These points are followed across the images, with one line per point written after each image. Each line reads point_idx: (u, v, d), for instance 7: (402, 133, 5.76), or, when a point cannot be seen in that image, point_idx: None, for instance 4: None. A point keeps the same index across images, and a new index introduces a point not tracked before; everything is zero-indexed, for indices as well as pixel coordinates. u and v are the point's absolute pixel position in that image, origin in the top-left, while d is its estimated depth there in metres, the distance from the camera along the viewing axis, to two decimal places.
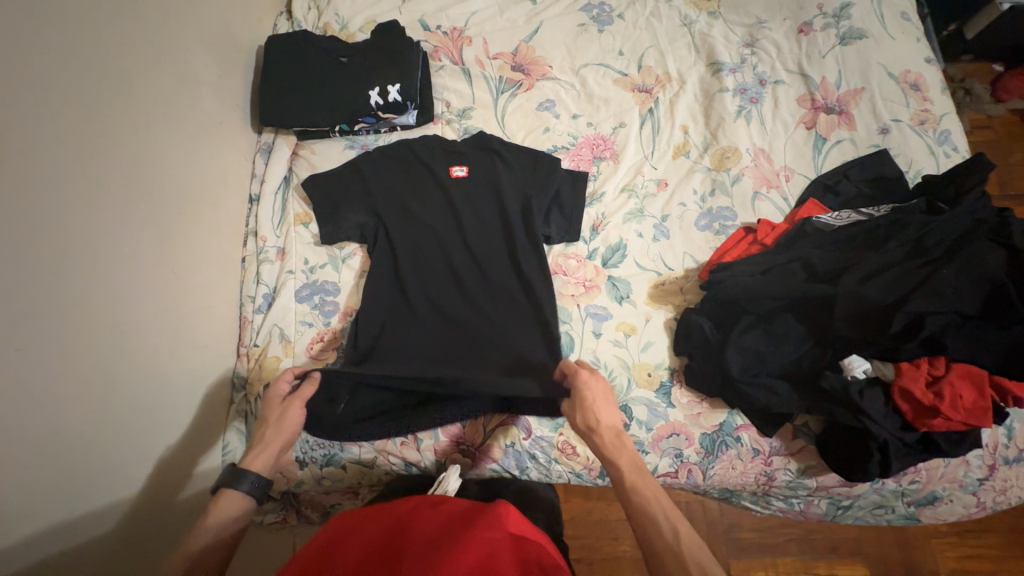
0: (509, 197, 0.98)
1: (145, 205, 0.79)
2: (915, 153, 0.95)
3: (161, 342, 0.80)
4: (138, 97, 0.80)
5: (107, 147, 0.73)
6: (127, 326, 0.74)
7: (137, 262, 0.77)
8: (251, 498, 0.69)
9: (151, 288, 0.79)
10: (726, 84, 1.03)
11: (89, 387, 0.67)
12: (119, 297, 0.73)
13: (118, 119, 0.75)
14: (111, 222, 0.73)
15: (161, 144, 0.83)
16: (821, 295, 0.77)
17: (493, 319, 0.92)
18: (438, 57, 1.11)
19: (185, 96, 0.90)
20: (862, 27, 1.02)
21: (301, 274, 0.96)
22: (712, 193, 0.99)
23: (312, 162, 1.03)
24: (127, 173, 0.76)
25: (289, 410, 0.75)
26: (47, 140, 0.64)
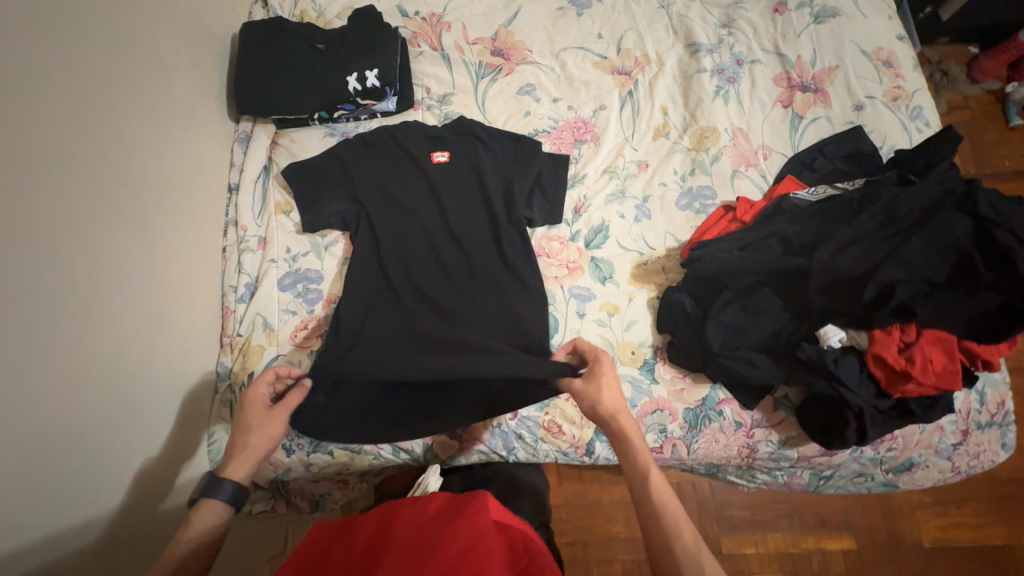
0: (491, 181, 0.98)
1: (120, 194, 0.78)
2: (889, 129, 0.96)
3: (140, 333, 0.79)
4: (108, 84, 0.78)
5: (77, 135, 0.72)
6: (105, 315, 0.73)
7: (112, 253, 0.76)
8: (232, 507, 0.68)
9: (128, 279, 0.78)
10: (704, 65, 1.04)
11: (67, 378, 0.67)
12: (93, 289, 0.72)
13: (87, 107, 0.74)
14: (84, 212, 0.72)
15: (134, 132, 0.82)
16: (797, 268, 0.78)
17: (478, 302, 0.92)
18: (416, 43, 1.11)
19: (158, 84, 0.88)
20: (836, 5, 1.03)
21: (284, 262, 0.95)
22: (692, 172, 1.00)
23: (292, 151, 1.03)
24: (98, 163, 0.75)
25: (270, 418, 0.74)
26: (11, 126, 0.63)
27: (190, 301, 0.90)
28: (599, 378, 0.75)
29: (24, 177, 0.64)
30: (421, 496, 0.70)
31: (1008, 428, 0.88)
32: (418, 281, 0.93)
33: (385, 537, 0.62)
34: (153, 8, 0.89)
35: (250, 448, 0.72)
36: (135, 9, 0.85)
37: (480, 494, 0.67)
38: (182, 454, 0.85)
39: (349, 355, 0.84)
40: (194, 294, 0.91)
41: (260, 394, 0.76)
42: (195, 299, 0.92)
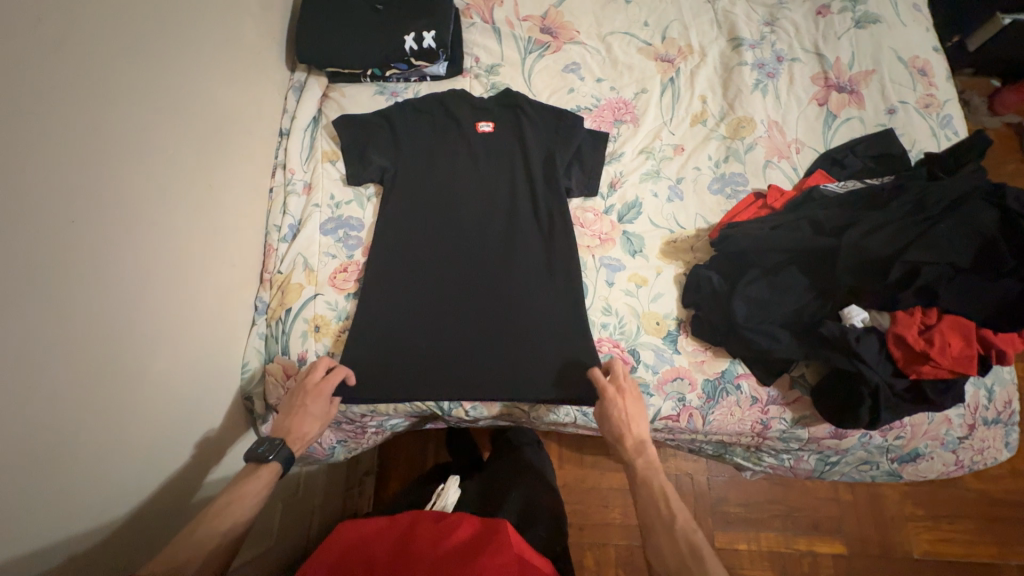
0: (533, 151, 1.01)
1: (185, 117, 0.81)
2: (919, 134, 1.00)
3: (192, 253, 0.81)
4: (185, 13, 0.82)
5: (153, 55, 0.74)
6: (164, 228, 0.75)
7: (176, 172, 0.78)
8: (283, 467, 0.76)
9: (184, 199, 0.80)
10: (746, 58, 1.07)
11: (124, 280, 0.68)
12: (159, 204, 0.74)
13: (163, 29, 0.77)
14: (152, 125, 0.74)
15: (201, 61, 0.85)
16: (826, 248, 0.82)
17: (510, 262, 0.94)
18: (469, 15, 1.14)
19: (227, 21, 0.91)
20: (878, 13, 1.07)
21: (326, 208, 0.98)
22: (726, 159, 1.03)
23: (342, 104, 1.05)
24: (170, 83, 0.78)
25: (312, 404, 0.81)
26: (94, 26, 0.65)
27: (238, 233, 0.92)
28: (607, 411, 0.81)
29: (102, 76, 0.66)
30: (449, 517, 0.74)
31: (1011, 428, 0.92)
32: (457, 237, 0.97)
33: (407, 547, 0.69)
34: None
35: (304, 428, 0.80)
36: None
37: (501, 523, 0.71)
38: (217, 379, 0.87)
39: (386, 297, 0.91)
40: (239, 226, 0.93)
41: (322, 386, 0.81)
42: (241, 230, 0.93)
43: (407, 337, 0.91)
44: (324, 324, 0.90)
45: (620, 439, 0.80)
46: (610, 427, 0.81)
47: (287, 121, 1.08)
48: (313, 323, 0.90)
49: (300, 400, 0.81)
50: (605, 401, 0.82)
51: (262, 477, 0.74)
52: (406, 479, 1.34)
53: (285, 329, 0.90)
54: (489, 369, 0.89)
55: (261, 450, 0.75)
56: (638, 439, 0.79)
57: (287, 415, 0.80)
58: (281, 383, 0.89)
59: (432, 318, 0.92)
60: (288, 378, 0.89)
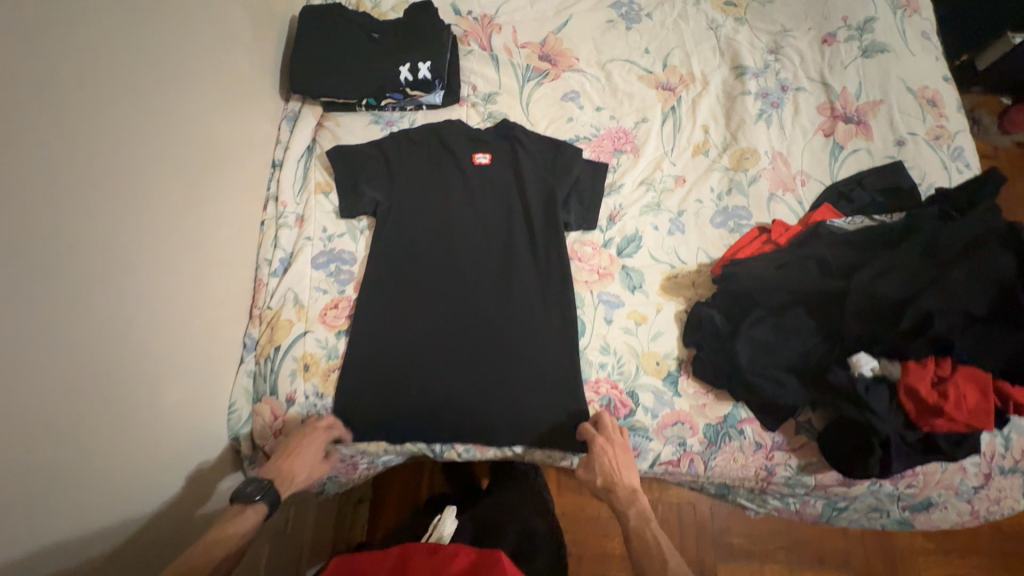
0: (530, 184, 0.99)
1: (175, 156, 0.78)
2: (929, 166, 0.97)
3: (182, 290, 0.79)
4: (176, 51, 0.80)
5: (139, 95, 0.72)
6: (150, 273, 0.73)
7: (163, 213, 0.75)
8: (265, 512, 0.72)
9: (174, 236, 0.77)
10: (749, 88, 1.05)
11: (106, 330, 0.65)
12: (143, 249, 0.71)
13: (151, 67, 0.74)
14: (140, 164, 0.72)
15: (191, 97, 0.82)
16: (835, 291, 0.78)
17: (508, 300, 0.94)
18: (467, 42, 1.13)
19: (219, 55, 0.89)
20: (885, 41, 1.02)
21: (319, 241, 0.96)
22: (729, 192, 1.00)
23: (336, 134, 1.04)
24: (159, 124, 0.75)
25: (303, 451, 0.79)
26: (79, 65, 0.63)
27: (229, 267, 0.90)
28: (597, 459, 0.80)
29: (86, 114, 0.64)
30: (446, 550, 0.71)
31: None
32: (452, 269, 0.95)
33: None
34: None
35: (296, 470, 0.78)
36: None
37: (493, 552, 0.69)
38: (208, 418, 0.84)
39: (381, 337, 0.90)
40: (231, 259, 0.91)
41: (318, 436, 0.81)
42: (233, 264, 0.91)
43: (400, 377, 0.88)
44: (314, 363, 0.88)
45: (614, 488, 0.78)
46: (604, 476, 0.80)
47: (280, 152, 1.06)
48: (302, 362, 0.88)
49: (295, 444, 0.80)
50: (600, 447, 0.81)
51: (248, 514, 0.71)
52: (401, 507, 1.31)
53: (273, 367, 0.88)
54: (485, 409, 0.87)
55: (248, 490, 0.72)
56: (628, 486, 0.78)
57: (279, 459, 0.78)
58: (269, 425, 0.86)
59: (425, 355, 0.90)
60: (276, 420, 0.86)
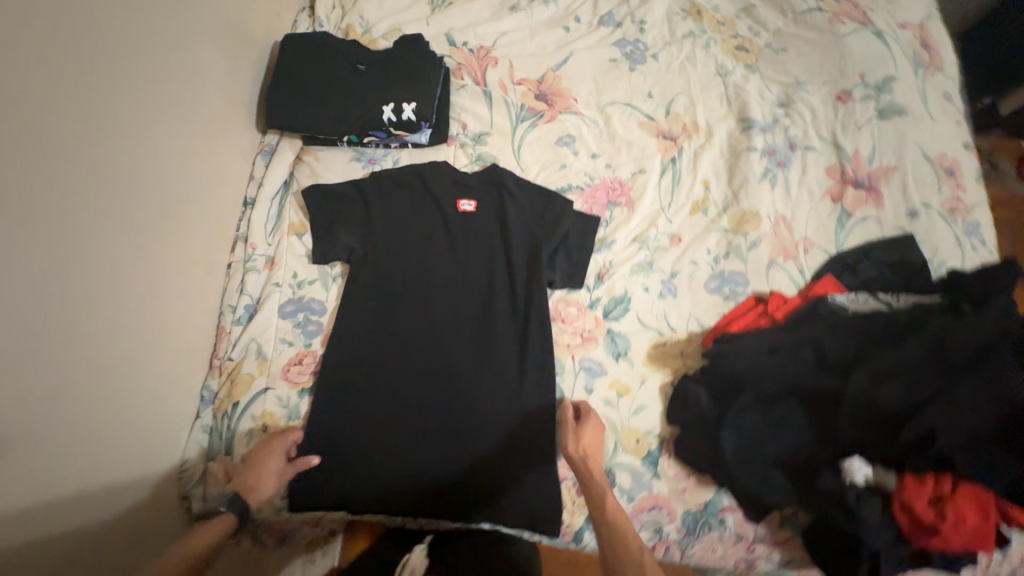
0: (516, 237, 0.94)
1: (132, 208, 0.72)
2: (942, 242, 0.91)
3: (135, 352, 0.73)
4: (141, 94, 0.74)
5: (91, 147, 0.66)
6: (97, 342, 0.67)
7: (116, 273, 0.70)
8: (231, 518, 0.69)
9: (128, 296, 0.72)
10: (755, 143, 0.98)
11: (45, 413, 0.60)
12: (89, 316, 0.66)
13: (108, 117, 0.68)
14: (89, 223, 0.66)
15: (156, 142, 0.76)
16: (830, 388, 0.72)
17: (483, 359, 0.88)
18: (460, 75, 1.07)
19: (189, 92, 0.83)
20: (904, 103, 0.95)
21: (288, 287, 0.90)
22: (726, 255, 0.94)
23: (315, 170, 0.98)
24: (116, 176, 0.70)
25: (267, 461, 0.77)
26: (14, 107, 0.57)
27: (190, 314, 0.84)
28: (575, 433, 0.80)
29: (20, 163, 0.57)
30: None
31: None
32: (427, 323, 0.89)
33: None
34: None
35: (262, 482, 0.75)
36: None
37: None
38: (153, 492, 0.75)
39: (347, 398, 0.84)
40: (192, 306, 0.84)
41: (281, 448, 0.78)
42: (194, 311, 0.85)
43: (364, 443, 0.83)
44: (273, 423, 0.83)
45: (587, 458, 0.77)
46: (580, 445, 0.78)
47: (254, 188, 0.99)
48: (260, 421, 0.83)
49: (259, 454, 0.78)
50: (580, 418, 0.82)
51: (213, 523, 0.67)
52: None
53: (230, 425, 0.83)
54: (452, 481, 0.82)
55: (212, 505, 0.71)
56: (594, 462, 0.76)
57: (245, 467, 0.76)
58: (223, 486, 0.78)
59: (391, 418, 0.84)
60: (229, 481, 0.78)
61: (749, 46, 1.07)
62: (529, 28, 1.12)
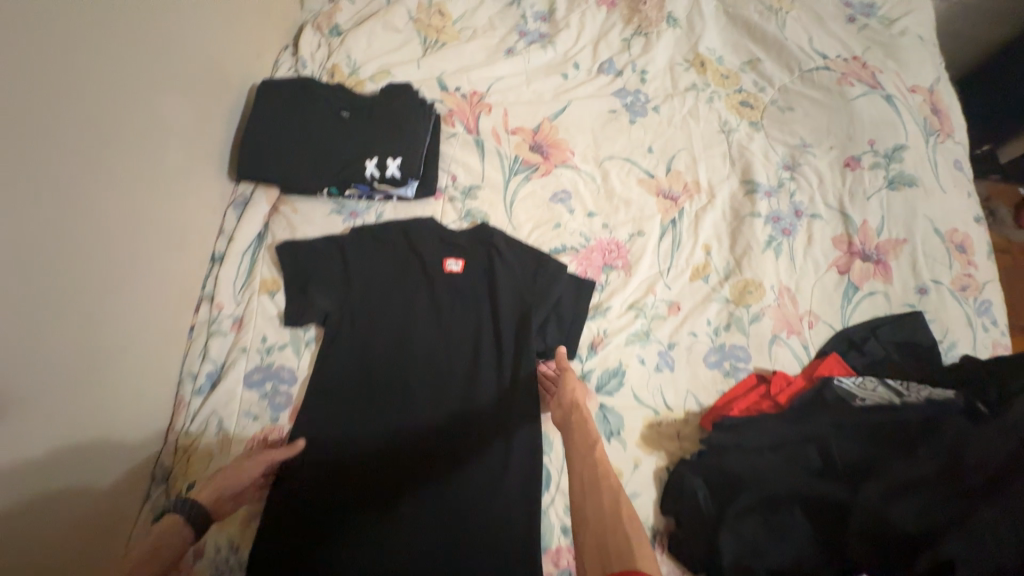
0: (504, 303, 0.87)
1: (82, 282, 0.65)
2: (953, 322, 0.86)
3: (78, 442, 0.65)
4: (100, 154, 0.67)
5: (39, 221, 0.59)
6: (37, 439, 0.59)
7: (61, 357, 0.62)
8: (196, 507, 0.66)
9: (74, 380, 0.64)
10: (759, 208, 0.94)
11: None
12: (28, 412, 0.58)
13: (61, 185, 0.61)
14: (32, 306, 0.58)
15: (113, 205, 0.69)
16: (835, 500, 0.66)
17: (465, 437, 0.81)
18: (451, 122, 1.01)
19: (154, 146, 0.76)
20: (915, 173, 0.91)
21: (255, 353, 0.83)
22: (727, 327, 0.89)
23: (291, 223, 0.91)
24: (65, 248, 0.62)
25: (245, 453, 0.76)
26: None
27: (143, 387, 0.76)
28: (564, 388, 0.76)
29: None
30: None
31: None
32: (405, 397, 0.83)
33: None
34: (164, 36, 0.76)
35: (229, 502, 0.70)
36: (144, 38, 0.73)
37: None
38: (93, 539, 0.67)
39: (314, 481, 0.77)
40: (144, 376, 0.76)
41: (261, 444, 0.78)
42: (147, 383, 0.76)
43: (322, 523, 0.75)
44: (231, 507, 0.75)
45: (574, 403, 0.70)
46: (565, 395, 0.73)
47: (224, 243, 0.91)
48: None
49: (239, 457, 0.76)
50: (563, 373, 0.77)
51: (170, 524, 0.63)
52: None
53: None
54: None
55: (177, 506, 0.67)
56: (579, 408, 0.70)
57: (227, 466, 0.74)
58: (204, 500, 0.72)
59: (363, 480, 0.78)
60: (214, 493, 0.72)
61: (754, 102, 1.03)
62: (526, 74, 1.07)
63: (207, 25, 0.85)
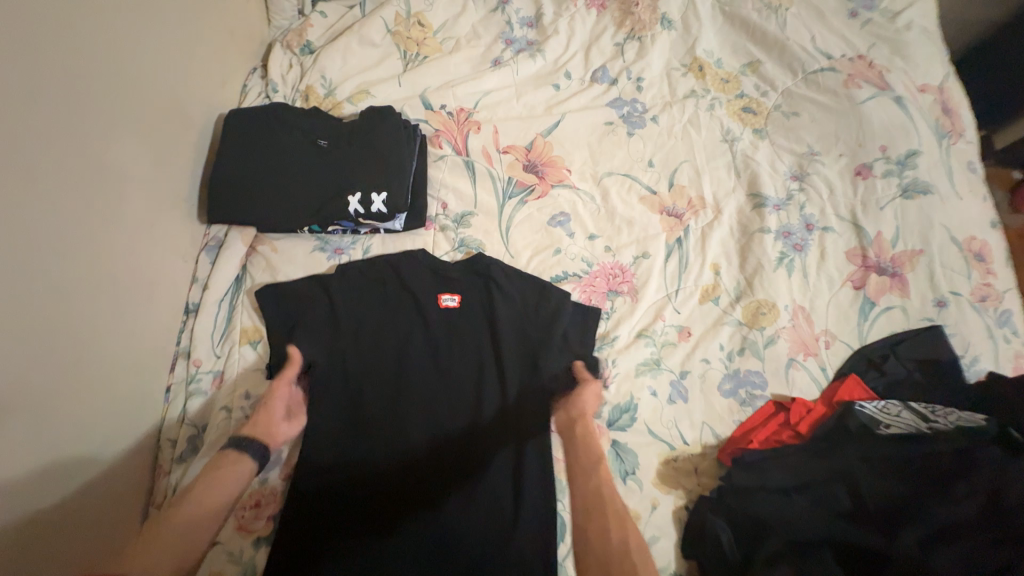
0: (506, 340, 0.81)
1: (35, 361, 0.57)
2: (973, 334, 0.83)
3: (44, 541, 0.58)
4: (45, 215, 0.59)
5: None
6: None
7: (15, 450, 0.55)
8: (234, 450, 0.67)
9: (32, 473, 0.57)
10: (769, 223, 0.89)
11: None
12: None
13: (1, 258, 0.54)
14: None
15: (64, 269, 0.62)
16: (871, 549, 0.62)
17: (473, 490, 0.73)
18: (438, 143, 0.94)
19: (108, 196, 0.68)
20: (929, 180, 0.88)
21: (238, 414, 0.75)
22: (741, 352, 0.84)
23: (271, 264, 0.85)
24: (13, 327, 0.55)
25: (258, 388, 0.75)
26: None
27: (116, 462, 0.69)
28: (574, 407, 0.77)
29: None
30: None
31: None
32: (404, 449, 0.75)
33: None
34: (115, 71, 0.69)
35: (275, 422, 0.73)
36: (92, 76, 0.65)
37: None
38: (100, 514, 0.66)
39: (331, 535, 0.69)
40: (115, 449, 0.69)
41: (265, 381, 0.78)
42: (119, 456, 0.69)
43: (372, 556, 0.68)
44: None
45: (582, 420, 0.75)
46: (576, 409, 0.76)
47: (198, 292, 0.84)
48: None
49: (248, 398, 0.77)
50: (584, 383, 0.78)
51: (224, 462, 0.66)
52: None
53: None
54: None
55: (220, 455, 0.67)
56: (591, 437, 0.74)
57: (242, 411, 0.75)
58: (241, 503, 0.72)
59: (390, 497, 0.72)
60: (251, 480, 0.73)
61: (757, 108, 0.98)
62: (515, 86, 1.00)
63: (164, 54, 0.77)
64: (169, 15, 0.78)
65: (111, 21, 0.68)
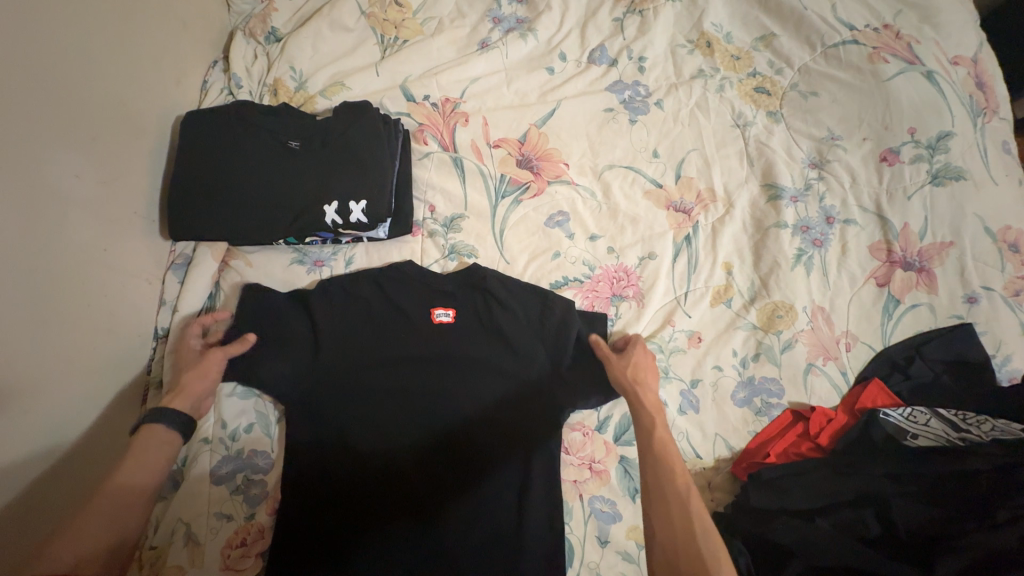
0: (502, 355, 0.75)
1: None
2: (1007, 333, 0.77)
3: None
4: None
5: None
6: None
7: None
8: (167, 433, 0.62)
9: None
10: (785, 218, 0.83)
11: None
12: None
13: None
14: None
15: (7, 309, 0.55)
16: None
17: (474, 515, 0.69)
18: (422, 138, 0.86)
19: (53, 222, 0.61)
20: (961, 165, 0.81)
21: (220, 443, 0.72)
22: (756, 358, 0.78)
23: (246, 280, 0.78)
24: None
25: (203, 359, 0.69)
26: None
27: (68, 502, 0.62)
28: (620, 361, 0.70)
29: None
30: None
31: None
32: (397, 473, 0.70)
33: None
34: (46, 78, 0.60)
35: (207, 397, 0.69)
36: (17, 87, 0.57)
37: None
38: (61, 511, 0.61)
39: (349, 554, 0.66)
40: (77, 493, 0.63)
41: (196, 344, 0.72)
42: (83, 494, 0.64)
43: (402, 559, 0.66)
44: None
45: (638, 389, 0.66)
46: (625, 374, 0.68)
47: (167, 314, 0.78)
48: None
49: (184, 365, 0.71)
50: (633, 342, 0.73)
51: (151, 442, 0.60)
52: None
53: None
54: None
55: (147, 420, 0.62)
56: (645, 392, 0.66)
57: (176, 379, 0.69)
58: (229, 537, 0.68)
59: (415, 496, 0.69)
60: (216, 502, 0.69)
61: (771, 87, 0.89)
62: (505, 71, 0.91)
63: (106, 53, 0.68)
64: (108, 7, 0.68)
65: (35, 21, 0.59)
